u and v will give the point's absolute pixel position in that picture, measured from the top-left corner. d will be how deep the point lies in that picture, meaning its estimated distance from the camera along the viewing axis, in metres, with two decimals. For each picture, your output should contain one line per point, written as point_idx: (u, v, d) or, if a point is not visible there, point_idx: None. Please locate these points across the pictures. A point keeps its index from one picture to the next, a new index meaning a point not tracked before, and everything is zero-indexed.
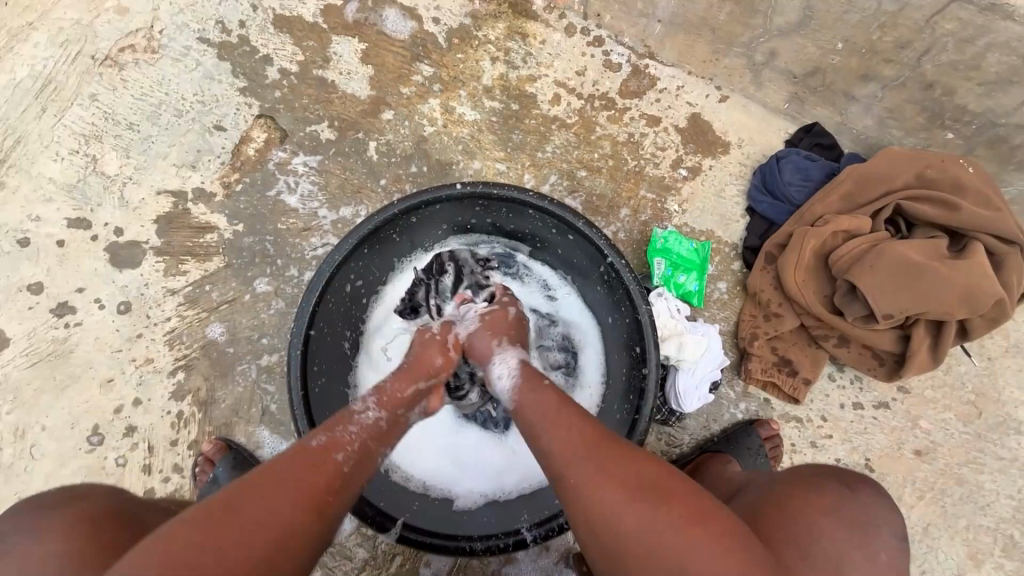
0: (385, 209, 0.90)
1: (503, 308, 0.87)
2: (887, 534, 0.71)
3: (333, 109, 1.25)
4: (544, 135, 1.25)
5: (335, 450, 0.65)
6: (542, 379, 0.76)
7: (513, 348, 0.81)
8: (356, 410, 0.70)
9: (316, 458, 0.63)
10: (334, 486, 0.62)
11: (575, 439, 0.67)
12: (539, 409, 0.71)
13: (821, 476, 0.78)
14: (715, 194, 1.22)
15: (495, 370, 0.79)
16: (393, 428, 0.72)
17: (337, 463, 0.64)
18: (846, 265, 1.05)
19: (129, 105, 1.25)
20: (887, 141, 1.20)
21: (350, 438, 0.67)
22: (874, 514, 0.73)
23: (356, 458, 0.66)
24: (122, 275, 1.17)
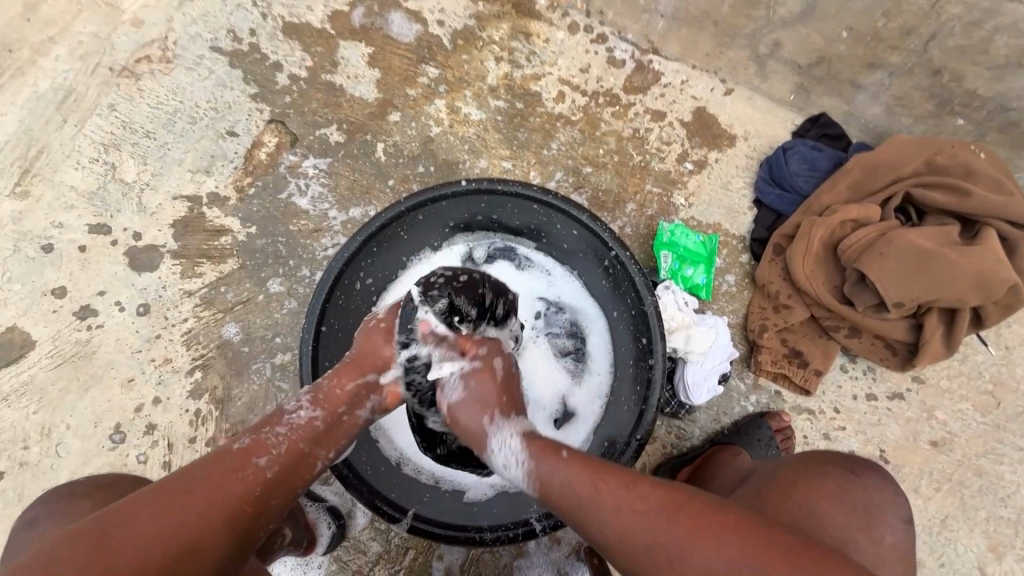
0: (392, 207, 0.92)
1: (490, 367, 0.77)
2: (891, 516, 0.74)
3: (341, 112, 1.28)
4: (549, 132, 1.26)
5: (256, 454, 0.66)
6: (556, 450, 0.70)
7: (507, 422, 0.74)
8: (288, 410, 0.71)
9: (236, 462, 0.65)
10: (251, 492, 0.65)
11: (629, 517, 0.62)
12: (577, 486, 0.66)
13: (824, 461, 0.78)
14: (721, 187, 1.22)
15: (497, 454, 0.72)
16: (330, 430, 0.72)
17: (259, 469, 0.66)
18: (856, 254, 1.03)
19: (146, 114, 1.29)
20: (896, 130, 1.19)
21: (275, 441, 0.68)
22: (879, 500, 0.75)
23: (281, 463, 0.67)
24: (141, 278, 1.20)
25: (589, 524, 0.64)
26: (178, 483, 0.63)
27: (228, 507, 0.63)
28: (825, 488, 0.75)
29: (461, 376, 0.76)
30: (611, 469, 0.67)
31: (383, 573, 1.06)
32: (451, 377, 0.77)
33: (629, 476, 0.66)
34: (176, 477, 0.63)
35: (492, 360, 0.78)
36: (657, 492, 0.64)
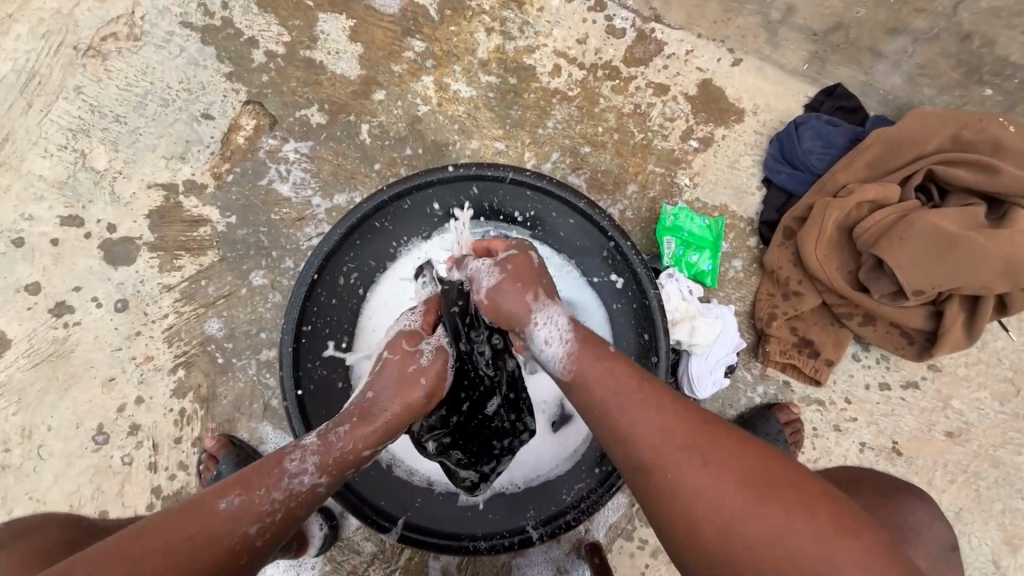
0: (374, 196, 0.85)
1: (524, 252, 0.75)
2: (928, 539, 0.77)
3: (322, 91, 1.19)
4: (545, 109, 1.18)
5: (249, 521, 0.57)
6: (603, 347, 0.68)
7: (550, 302, 0.70)
8: (290, 471, 0.61)
9: (221, 530, 0.56)
10: (237, 566, 0.56)
11: (670, 422, 0.60)
12: (618, 387, 0.64)
13: (857, 481, 0.81)
14: (728, 165, 1.15)
15: (540, 335, 0.69)
16: (333, 491, 0.64)
17: (247, 540, 0.57)
18: (873, 238, 0.97)
19: (115, 97, 1.21)
20: (917, 101, 1.11)
21: (270, 506, 0.59)
22: (918, 524, 0.77)
23: (276, 532, 0.59)
24: (117, 272, 1.15)
25: (621, 418, 0.61)
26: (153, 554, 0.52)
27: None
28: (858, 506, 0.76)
29: (494, 265, 0.74)
30: (656, 382, 0.65)
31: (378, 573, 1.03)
32: (484, 268, 0.74)
33: (672, 394, 0.63)
34: (154, 543, 0.53)
35: (526, 249, 0.75)
36: (702, 414, 0.61)
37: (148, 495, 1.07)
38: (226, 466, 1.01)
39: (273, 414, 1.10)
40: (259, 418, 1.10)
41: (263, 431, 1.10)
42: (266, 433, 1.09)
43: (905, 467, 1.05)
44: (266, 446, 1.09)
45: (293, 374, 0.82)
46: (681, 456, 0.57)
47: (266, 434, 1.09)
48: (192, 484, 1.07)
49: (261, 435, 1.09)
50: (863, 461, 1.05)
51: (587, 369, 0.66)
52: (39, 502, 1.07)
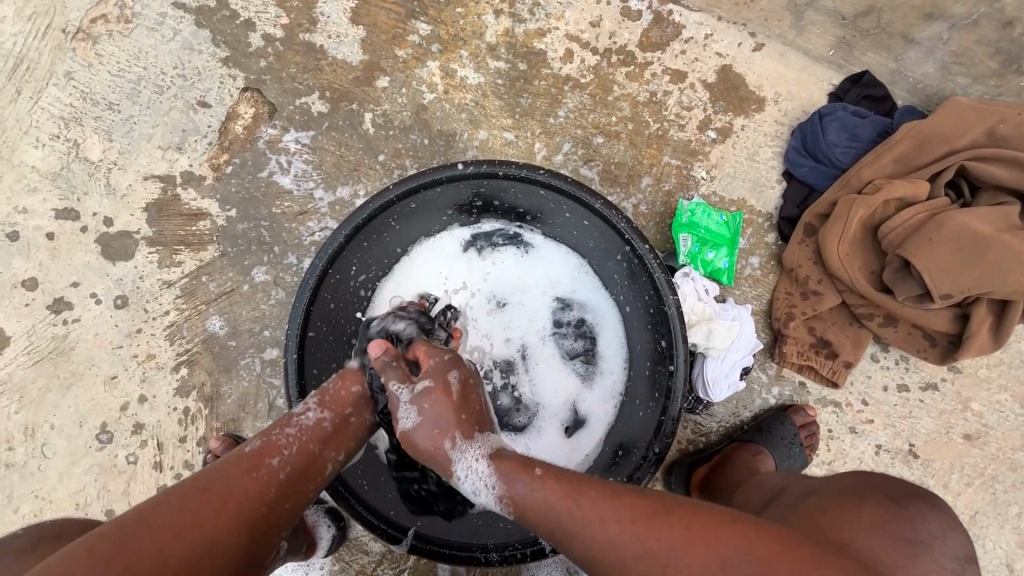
0: (381, 195, 0.81)
1: (442, 383, 0.70)
2: (938, 553, 0.67)
3: (323, 78, 1.14)
4: (556, 97, 1.13)
5: (270, 454, 0.63)
6: (528, 468, 0.63)
7: (470, 445, 0.67)
8: (296, 412, 0.68)
9: (249, 462, 0.61)
10: (267, 494, 0.60)
11: (617, 532, 0.55)
12: (556, 505, 0.59)
13: (862, 488, 0.72)
14: (747, 157, 1.10)
15: (463, 483, 0.66)
16: (339, 429, 0.70)
17: (272, 469, 0.62)
18: (898, 239, 0.93)
19: (107, 83, 1.16)
20: (948, 92, 1.07)
21: (287, 441, 0.65)
22: (928, 534, 0.68)
23: (295, 463, 0.64)
24: (116, 268, 1.11)
25: (574, 544, 0.57)
26: (190, 486, 0.56)
27: (244, 508, 0.58)
28: (864, 517, 0.67)
29: (411, 400, 0.69)
30: (586, 485, 0.60)
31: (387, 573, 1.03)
32: (402, 401, 0.69)
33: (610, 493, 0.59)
34: (191, 479, 0.57)
35: (443, 375, 0.71)
36: (644, 509, 0.56)
37: (154, 494, 1.06)
38: None
39: (279, 413, 1.08)
40: (264, 417, 1.08)
41: None
42: None
43: (921, 470, 1.03)
44: None
45: (298, 381, 0.79)
46: (644, 572, 0.53)
47: None
48: None
49: None
50: (878, 463, 1.03)
51: (516, 497, 0.61)
52: (45, 500, 1.06)
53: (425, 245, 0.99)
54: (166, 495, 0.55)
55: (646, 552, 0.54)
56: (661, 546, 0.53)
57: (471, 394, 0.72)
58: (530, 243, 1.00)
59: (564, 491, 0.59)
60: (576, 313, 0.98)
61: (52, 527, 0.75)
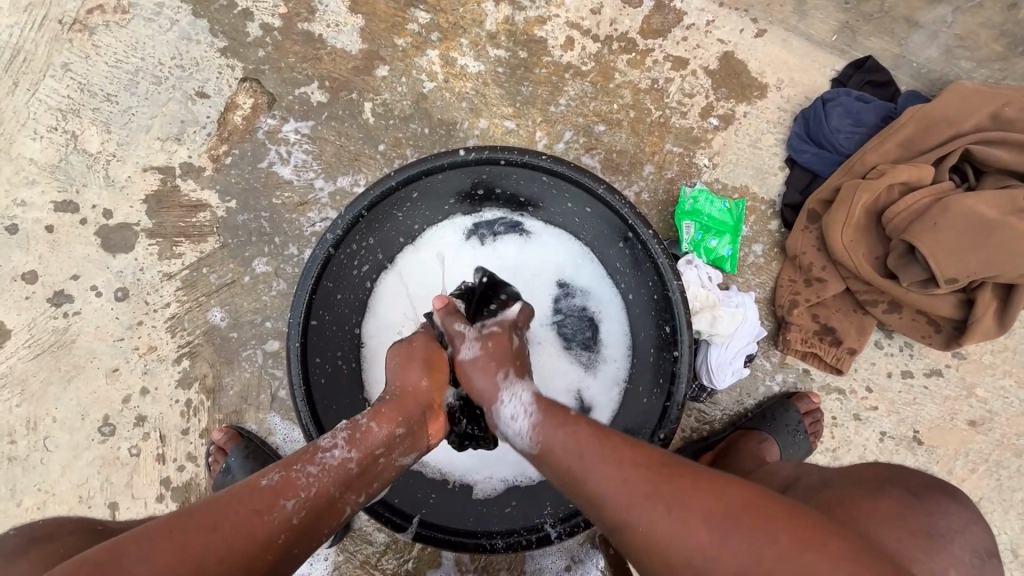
0: (382, 182, 0.80)
1: (507, 332, 0.76)
2: (959, 548, 0.65)
3: (322, 67, 1.13)
4: (557, 86, 1.12)
5: (287, 495, 0.58)
6: (562, 412, 0.65)
7: (519, 382, 0.70)
8: (323, 447, 0.64)
9: (262, 501, 0.57)
10: (276, 542, 0.56)
11: (623, 477, 0.56)
12: (571, 449, 0.60)
13: (878, 478, 0.70)
14: (750, 144, 1.09)
15: (502, 410, 0.68)
16: (363, 473, 0.64)
17: (285, 513, 0.57)
18: (903, 223, 0.93)
19: (105, 74, 1.15)
20: (952, 77, 1.06)
21: (306, 480, 0.60)
22: (951, 527, 0.66)
23: (311, 507, 0.59)
24: (115, 260, 1.11)
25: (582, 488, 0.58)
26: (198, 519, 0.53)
27: (249, 556, 0.54)
28: (877, 508, 0.65)
29: (477, 337, 0.75)
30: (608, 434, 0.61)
31: (392, 563, 1.02)
32: (467, 337, 0.75)
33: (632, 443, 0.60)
34: (202, 512, 0.54)
35: (510, 330, 0.77)
36: (655, 460, 0.57)
37: (157, 486, 1.06)
38: (236, 459, 0.99)
39: (281, 404, 1.08)
40: (267, 409, 1.08)
41: (272, 421, 1.08)
42: (275, 424, 1.08)
43: (925, 456, 1.03)
44: (275, 437, 1.07)
45: (301, 369, 0.79)
46: (642, 516, 0.53)
47: (275, 425, 1.08)
48: (202, 476, 1.06)
49: (270, 425, 1.07)
50: (883, 450, 1.03)
51: (544, 436, 0.63)
52: (47, 493, 1.06)
53: (427, 234, 0.99)
54: (173, 526, 0.53)
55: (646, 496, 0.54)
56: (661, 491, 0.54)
57: (529, 356, 0.76)
58: (531, 229, 1.00)
59: (588, 434, 0.61)
60: (578, 299, 0.98)
61: (48, 526, 0.74)
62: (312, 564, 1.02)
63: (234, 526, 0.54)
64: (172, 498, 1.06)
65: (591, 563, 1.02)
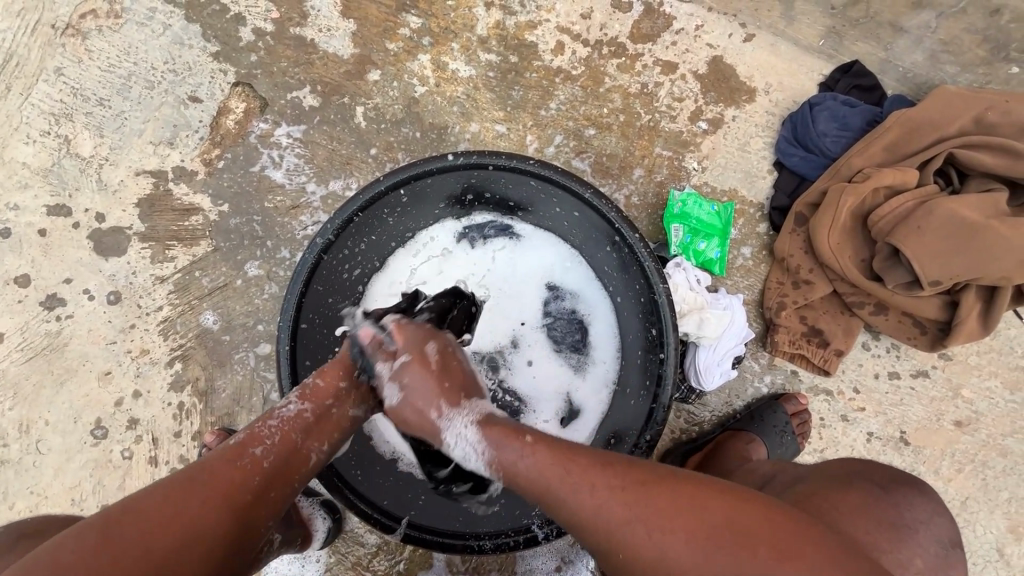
0: (372, 186, 0.81)
1: (419, 356, 0.66)
2: (923, 539, 0.67)
3: (314, 72, 1.14)
4: (547, 90, 1.13)
5: (253, 445, 0.59)
6: (519, 436, 0.62)
7: (457, 412, 0.65)
8: (277, 403, 0.64)
9: (228, 456, 0.58)
10: (251, 485, 0.57)
11: (603, 499, 0.56)
12: (546, 474, 0.59)
13: (850, 473, 0.72)
14: (739, 148, 1.10)
15: (454, 449, 0.66)
16: (321, 418, 0.64)
17: (256, 459, 0.58)
18: (888, 226, 0.94)
19: (98, 79, 1.15)
20: (937, 81, 1.08)
21: (270, 430, 0.61)
22: (913, 518, 0.68)
23: (278, 453, 0.60)
24: (108, 264, 1.11)
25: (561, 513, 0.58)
26: (169, 481, 0.54)
27: (229, 501, 0.55)
28: (848, 501, 0.67)
29: (391, 377, 0.66)
30: (578, 452, 0.60)
31: (383, 564, 1.03)
32: (384, 381, 0.66)
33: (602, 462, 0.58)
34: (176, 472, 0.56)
35: (419, 348, 0.67)
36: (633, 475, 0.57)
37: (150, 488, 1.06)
38: None
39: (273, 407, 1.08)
40: (259, 411, 1.08)
41: None
42: None
43: (912, 457, 1.04)
44: None
45: (291, 372, 0.79)
46: (627, 537, 0.54)
47: None
48: None
49: None
50: (870, 451, 1.04)
51: (507, 462, 0.62)
52: (40, 496, 1.06)
53: (417, 236, 1.00)
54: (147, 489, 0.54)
55: (628, 521, 0.54)
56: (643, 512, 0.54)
57: (452, 359, 0.68)
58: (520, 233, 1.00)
59: (557, 457, 0.59)
60: (567, 302, 0.99)
61: (36, 523, 0.76)
62: (303, 566, 1.02)
63: (207, 481, 0.55)
64: None
65: (581, 564, 1.03)
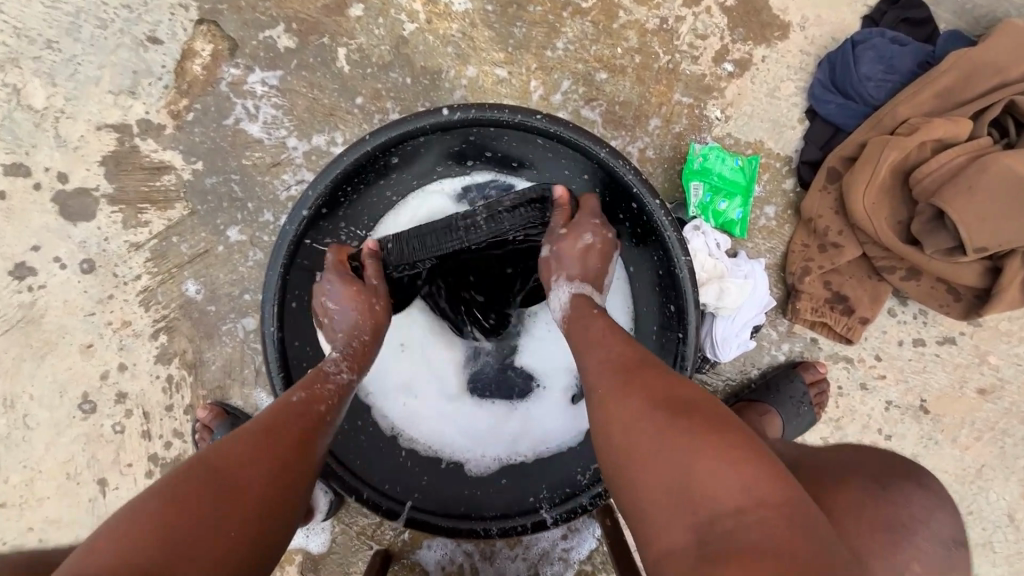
0: (356, 146, 0.71)
1: (574, 234, 0.72)
2: (920, 538, 0.63)
3: (288, 7, 1.00)
4: (553, 26, 1.00)
5: (317, 403, 0.64)
6: (593, 308, 0.69)
7: (566, 281, 0.73)
8: (332, 369, 0.69)
9: (291, 412, 0.61)
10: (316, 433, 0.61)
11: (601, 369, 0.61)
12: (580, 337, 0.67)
13: (852, 466, 0.67)
14: (767, 93, 0.99)
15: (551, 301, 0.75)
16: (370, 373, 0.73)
17: (318, 414, 0.63)
18: (932, 186, 0.84)
19: (42, 16, 1.02)
20: (999, 13, 0.95)
21: (329, 393, 0.66)
22: (915, 513, 0.64)
23: (335, 407, 0.65)
24: (77, 229, 1.03)
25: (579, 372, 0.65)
26: (239, 437, 0.55)
27: (302, 449, 0.58)
28: (846, 498, 0.63)
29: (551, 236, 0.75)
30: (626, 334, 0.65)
31: (388, 533, 1.02)
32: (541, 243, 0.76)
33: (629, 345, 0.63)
34: (235, 436, 0.55)
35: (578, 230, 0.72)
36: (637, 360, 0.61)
37: (145, 462, 1.03)
38: (222, 437, 0.96)
39: (267, 379, 1.03)
40: (253, 384, 1.03)
41: (258, 397, 1.03)
42: (261, 400, 1.03)
43: (931, 425, 1.00)
44: None
45: (279, 355, 0.73)
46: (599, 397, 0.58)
47: (261, 401, 1.03)
48: (189, 452, 1.03)
49: (256, 402, 1.03)
50: (888, 419, 1.00)
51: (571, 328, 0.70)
52: (34, 471, 1.04)
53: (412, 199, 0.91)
54: (207, 455, 0.52)
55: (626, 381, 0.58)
56: (626, 380, 0.57)
57: (594, 258, 0.72)
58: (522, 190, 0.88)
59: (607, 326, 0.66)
60: None
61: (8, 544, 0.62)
62: (308, 535, 1.01)
63: (279, 433, 0.57)
64: (160, 475, 1.03)
65: (588, 532, 1.02)
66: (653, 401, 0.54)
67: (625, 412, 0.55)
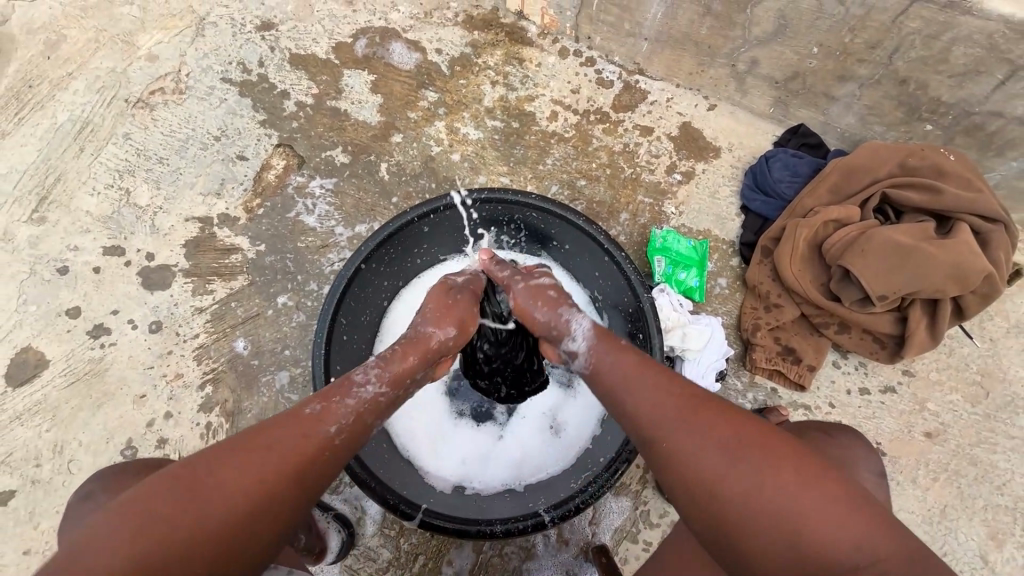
0: (401, 216, 0.96)
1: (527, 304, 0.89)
2: (862, 469, 0.84)
3: (346, 135, 1.34)
4: (544, 148, 1.33)
5: (328, 421, 0.69)
6: (618, 340, 0.77)
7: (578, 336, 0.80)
8: (358, 382, 0.73)
9: (308, 421, 0.68)
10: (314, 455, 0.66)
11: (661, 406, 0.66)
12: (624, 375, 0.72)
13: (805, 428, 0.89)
14: (709, 195, 1.29)
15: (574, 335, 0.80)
16: (391, 401, 0.76)
17: (328, 435, 0.68)
18: (839, 252, 1.09)
19: (159, 141, 1.35)
20: (870, 138, 1.26)
21: (345, 408, 0.71)
22: (853, 454, 0.86)
23: (348, 433, 0.70)
24: (153, 297, 1.24)
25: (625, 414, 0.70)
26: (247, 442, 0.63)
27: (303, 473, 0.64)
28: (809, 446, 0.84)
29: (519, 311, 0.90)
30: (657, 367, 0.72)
31: None
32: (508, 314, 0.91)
33: (676, 382, 0.69)
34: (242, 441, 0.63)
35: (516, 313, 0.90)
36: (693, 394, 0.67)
37: None
38: None
39: None
40: None
41: None
42: None
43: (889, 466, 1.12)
44: None
45: (324, 374, 0.89)
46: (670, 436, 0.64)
47: None
48: None
49: None
50: None
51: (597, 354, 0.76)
52: None
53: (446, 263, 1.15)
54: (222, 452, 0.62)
55: (678, 421, 0.64)
56: (698, 417, 0.64)
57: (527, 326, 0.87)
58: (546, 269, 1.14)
59: (639, 362, 0.72)
60: None
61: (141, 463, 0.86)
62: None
63: (284, 446, 0.64)
64: None
65: None
66: (728, 447, 0.61)
67: (711, 452, 0.61)
